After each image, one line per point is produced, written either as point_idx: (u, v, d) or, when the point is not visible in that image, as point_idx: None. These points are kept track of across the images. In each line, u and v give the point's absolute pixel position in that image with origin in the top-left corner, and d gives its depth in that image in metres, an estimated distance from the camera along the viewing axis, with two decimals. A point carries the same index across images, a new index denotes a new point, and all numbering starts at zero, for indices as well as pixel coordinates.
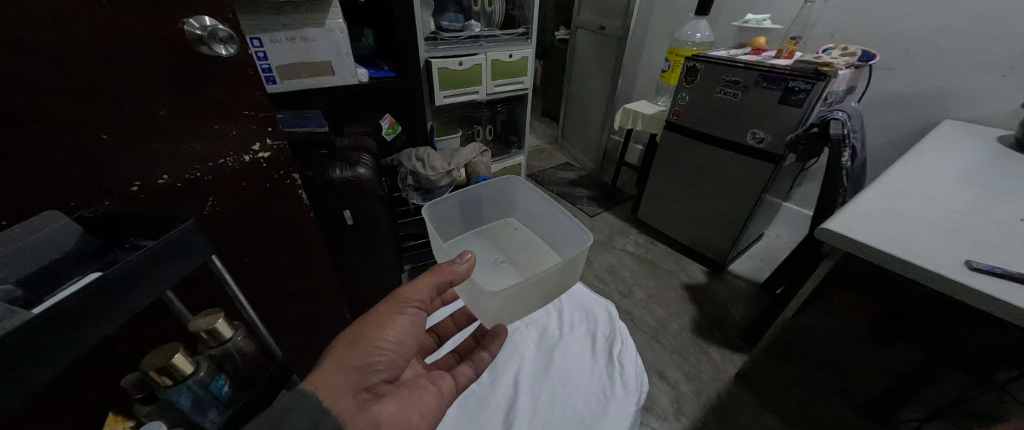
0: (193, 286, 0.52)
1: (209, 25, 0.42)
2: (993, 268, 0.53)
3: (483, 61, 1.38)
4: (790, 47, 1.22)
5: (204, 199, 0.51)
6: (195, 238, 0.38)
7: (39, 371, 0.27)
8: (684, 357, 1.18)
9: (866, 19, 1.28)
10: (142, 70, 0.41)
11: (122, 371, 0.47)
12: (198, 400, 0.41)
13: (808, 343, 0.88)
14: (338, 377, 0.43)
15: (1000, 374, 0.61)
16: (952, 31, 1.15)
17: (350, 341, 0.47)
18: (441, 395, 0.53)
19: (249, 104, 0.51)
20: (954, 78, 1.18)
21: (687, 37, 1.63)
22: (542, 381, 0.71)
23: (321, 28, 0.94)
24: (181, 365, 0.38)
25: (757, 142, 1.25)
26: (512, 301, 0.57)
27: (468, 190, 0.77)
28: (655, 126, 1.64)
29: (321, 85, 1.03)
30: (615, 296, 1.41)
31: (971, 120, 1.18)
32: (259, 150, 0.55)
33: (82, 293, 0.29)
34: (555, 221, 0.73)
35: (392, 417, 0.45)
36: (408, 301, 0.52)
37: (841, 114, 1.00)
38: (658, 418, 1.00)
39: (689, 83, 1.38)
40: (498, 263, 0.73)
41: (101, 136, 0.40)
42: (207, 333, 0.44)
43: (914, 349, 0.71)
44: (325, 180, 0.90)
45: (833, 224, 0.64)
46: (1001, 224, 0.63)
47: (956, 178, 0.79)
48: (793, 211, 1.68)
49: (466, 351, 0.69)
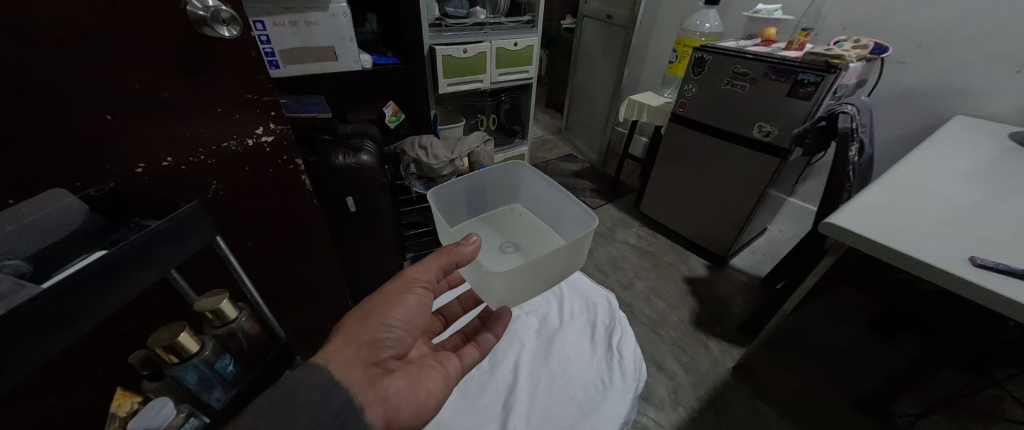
0: (198, 265, 0.53)
1: (211, 5, 0.41)
2: (997, 265, 0.53)
3: (488, 48, 1.36)
4: (801, 38, 1.20)
5: (207, 182, 0.51)
6: (197, 219, 0.38)
7: (49, 345, 0.28)
8: (683, 349, 1.19)
9: (878, 11, 1.26)
10: (148, 52, 0.40)
11: (132, 347, 0.48)
12: (204, 377, 0.42)
13: (808, 338, 0.88)
14: (349, 352, 0.44)
15: (996, 372, 0.60)
16: (969, 24, 1.12)
17: (359, 318, 0.48)
18: (448, 374, 0.54)
19: (251, 87, 0.50)
20: (969, 73, 1.15)
21: (696, 26, 1.59)
22: (542, 366, 0.72)
23: (324, 12, 0.93)
24: (187, 344, 0.39)
25: (762, 135, 1.24)
26: (517, 283, 0.57)
27: (473, 175, 0.77)
28: (660, 118, 1.62)
29: (324, 70, 1.02)
30: (615, 288, 1.42)
31: (984, 116, 1.15)
32: (263, 134, 0.55)
33: (93, 269, 0.29)
34: (561, 205, 0.73)
35: (401, 391, 0.46)
36: (415, 281, 0.53)
37: (851, 108, 0.98)
38: (655, 407, 1.02)
39: (696, 74, 1.36)
40: (504, 248, 0.73)
41: (106, 116, 0.40)
42: (213, 313, 0.44)
43: (912, 344, 0.69)
44: (329, 166, 0.91)
45: (834, 217, 0.64)
46: (1009, 223, 0.62)
47: (966, 174, 0.78)
48: (797, 206, 1.66)
49: (472, 332, 0.69)
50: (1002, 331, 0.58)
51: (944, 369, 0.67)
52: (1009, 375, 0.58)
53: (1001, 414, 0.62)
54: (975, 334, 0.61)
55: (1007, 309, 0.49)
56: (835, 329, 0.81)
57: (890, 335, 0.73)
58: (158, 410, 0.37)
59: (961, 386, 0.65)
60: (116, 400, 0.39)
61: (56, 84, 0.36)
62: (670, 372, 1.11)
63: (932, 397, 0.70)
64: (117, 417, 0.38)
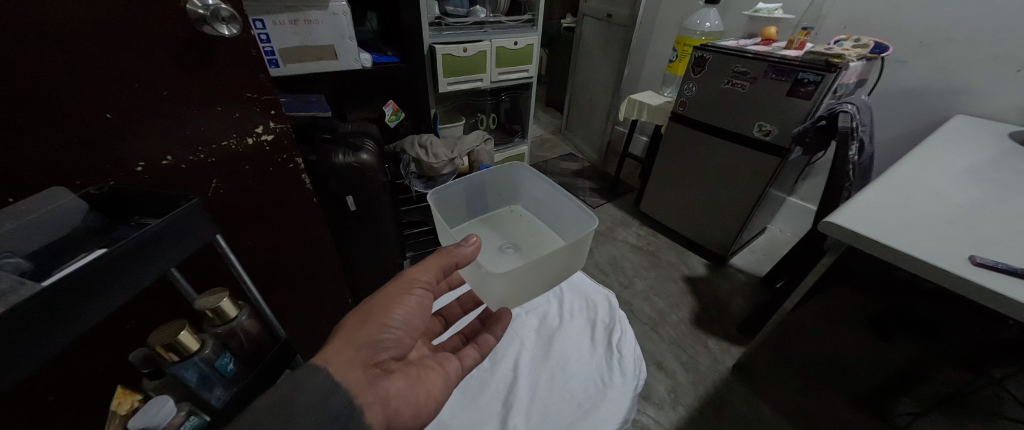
0: (198, 265, 0.54)
1: (211, 4, 0.41)
2: (997, 264, 0.53)
3: (488, 47, 1.35)
4: (801, 38, 1.20)
5: (207, 180, 0.51)
6: (197, 218, 0.38)
7: (48, 343, 0.28)
8: (682, 348, 1.19)
9: (879, 10, 1.25)
10: (147, 50, 0.40)
11: (132, 346, 0.48)
12: (205, 376, 0.42)
13: (807, 337, 0.88)
14: (348, 353, 0.44)
15: (995, 371, 0.61)
16: (970, 22, 1.12)
17: (359, 319, 0.48)
18: (448, 375, 0.54)
19: (251, 86, 0.50)
20: (970, 72, 1.15)
21: (696, 26, 1.59)
22: (542, 366, 0.72)
23: (324, 11, 0.93)
24: (187, 342, 0.39)
25: (762, 134, 1.24)
26: (516, 283, 0.57)
27: (473, 176, 0.77)
28: (660, 117, 1.62)
29: (324, 69, 1.02)
30: (615, 287, 1.42)
31: (984, 116, 1.15)
32: (262, 133, 0.54)
33: (91, 267, 0.29)
34: (561, 206, 0.73)
35: (401, 393, 0.46)
36: (415, 282, 0.52)
37: (850, 107, 0.98)
38: (655, 406, 1.03)
39: (696, 73, 1.36)
40: (504, 249, 0.73)
41: (105, 114, 0.40)
42: (213, 312, 0.44)
43: (913, 343, 0.70)
44: (329, 165, 0.91)
45: (834, 217, 0.64)
46: (1009, 223, 0.62)
47: (966, 174, 0.78)
48: (797, 205, 1.67)
49: (472, 333, 0.69)
50: (1002, 330, 0.58)
51: (944, 370, 0.67)
52: (1008, 374, 0.59)
53: (1000, 413, 0.62)
54: (975, 333, 0.61)
55: (1006, 308, 0.49)
56: (834, 329, 0.81)
57: (890, 335, 0.73)
58: (157, 409, 0.37)
59: (961, 385, 0.66)
60: (117, 398, 0.39)
61: (55, 83, 0.36)
62: (670, 371, 1.11)
63: (933, 396, 0.71)
64: (118, 415, 0.38)
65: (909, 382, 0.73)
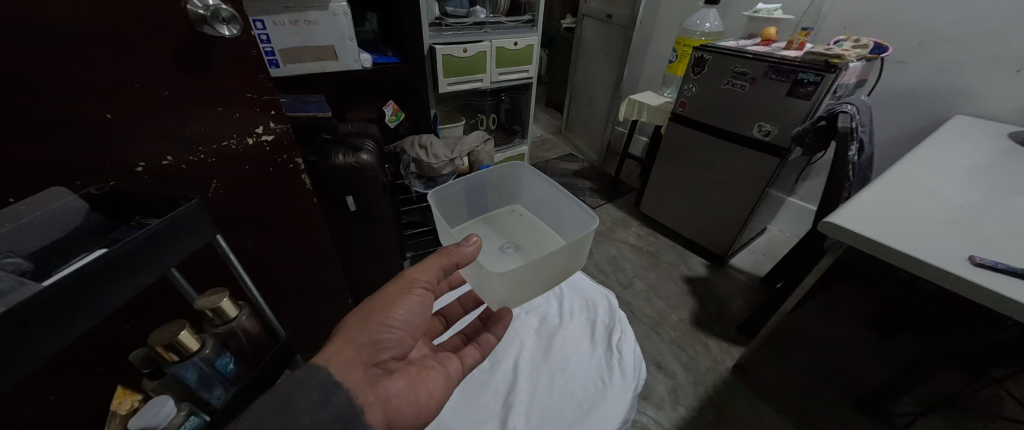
0: (199, 265, 0.54)
1: (211, 4, 0.41)
2: (996, 264, 0.53)
3: (488, 48, 1.36)
4: (801, 38, 1.20)
5: (207, 180, 0.51)
6: (197, 218, 0.38)
7: (49, 343, 0.28)
8: (682, 348, 1.19)
9: (878, 10, 1.26)
10: (147, 50, 0.40)
11: (132, 346, 0.48)
12: (205, 376, 0.42)
13: (807, 338, 0.88)
14: (349, 352, 0.44)
15: (995, 371, 0.61)
16: (970, 23, 1.12)
17: (359, 319, 0.48)
18: (448, 375, 0.54)
19: (251, 86, 0.50)
20: (969, 72, 1.15)
21: (696, 26, 1.59)
22: (542, 366, 0.72)
23: (324, 11, 0.93)
24: (187, 342, 0.39)
25: (762, 134, 1.24)
26: (517, 283, 0.57)
27: (473, 176, 0.77)
28: (660, 117, 1.62)
29: (324, 69, 1.02)
30: (615, 287, 1.42)
31: (984, 116, 1.15)
32: (263, 133, 0.55)
33: (93, 267, 0.29)
34: (561, 206, 0.73)
35: (401, 392, 0.46)
36: (415, 281, 0.53)
37: (850, 107, 0.98)
38: (655, 407, 1.02)
39: (695, 73, 1.36)
40: (504, 249, 0.73)
41: (106, 115, 0.40)
42: (213, 311, 0.44)
43: (913, 343, 0.70)
44: (329, 165, 0.91)
45: (834, 217, 0.64)
46: (1009, 223, 0.62)
47: (965, 174, 0.78)
48: (797, 205, 1.67)
49: (473, 333, 0.69)
50: (1002, 330, 0.58)
51: (943, 370, 0.67)
52: (1007, 374, 0.59)
53: (999, 413, 0.62)
54: (974, 333, 0.61)
55: (1005, 308, 0.50)
56: (834, 329, 0.81)
57: (889, 335, 0.73)
58: (157, 409, 0.37)
59: (961, 384, 0.66)
60: (117, 399, 0.39)
61: (56, 83, 0.36)
62: (670, 371, 1.11)
63: (933, 396, 0.71)
64: (118, 415, 0.39)
65: (909, 382, 0.73)
